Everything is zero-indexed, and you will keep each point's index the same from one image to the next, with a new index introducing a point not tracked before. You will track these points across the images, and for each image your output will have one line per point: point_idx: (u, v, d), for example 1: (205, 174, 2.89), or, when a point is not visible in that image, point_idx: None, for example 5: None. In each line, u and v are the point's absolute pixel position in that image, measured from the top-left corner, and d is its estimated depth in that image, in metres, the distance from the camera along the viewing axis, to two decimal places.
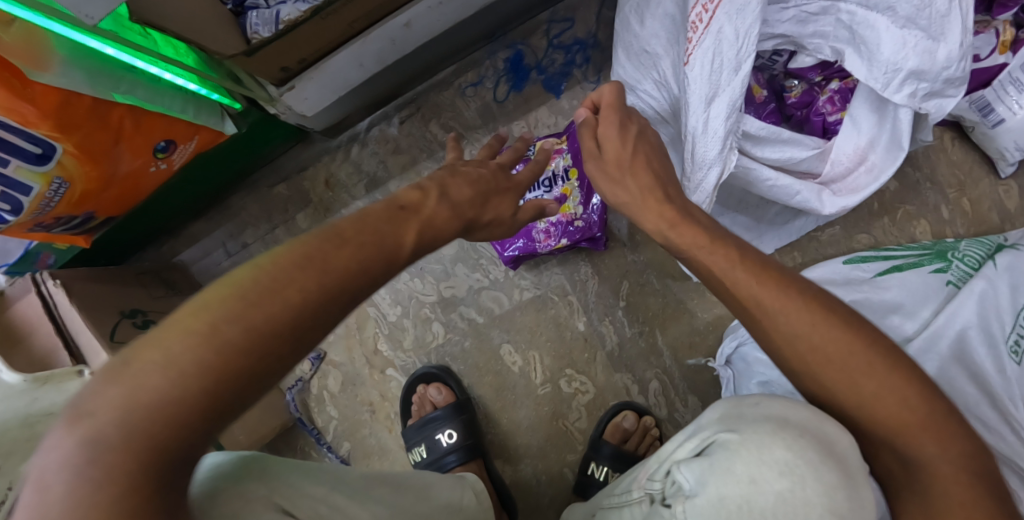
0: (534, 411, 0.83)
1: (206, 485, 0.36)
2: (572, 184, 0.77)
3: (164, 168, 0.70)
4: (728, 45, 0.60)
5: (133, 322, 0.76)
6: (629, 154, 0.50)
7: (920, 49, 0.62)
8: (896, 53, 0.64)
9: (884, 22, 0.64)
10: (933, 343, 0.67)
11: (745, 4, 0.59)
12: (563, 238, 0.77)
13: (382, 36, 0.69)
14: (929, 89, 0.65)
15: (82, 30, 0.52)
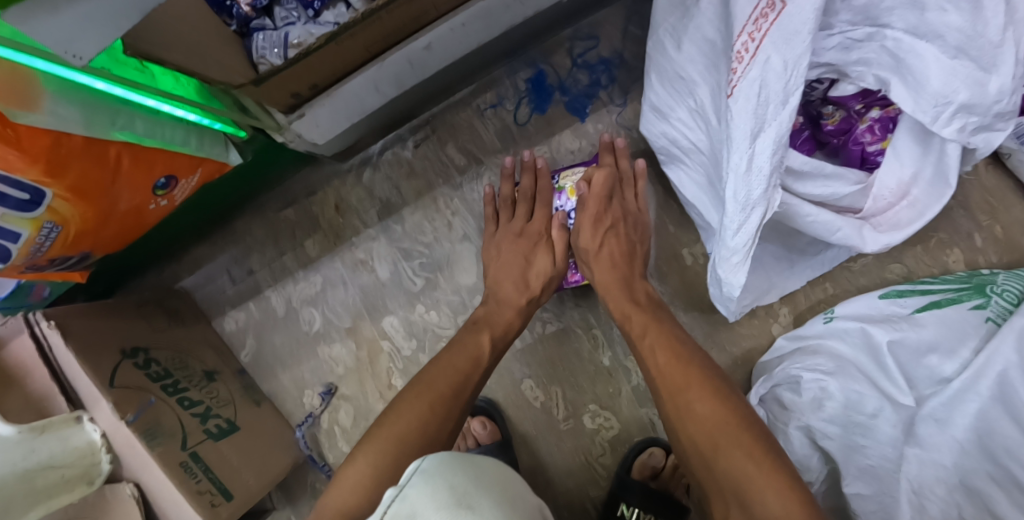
0: (556, 447, 0.80)
1: (459, 474, 0.33)
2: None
3: (165, 203, 0.65)
4: (776, 77, 0.56)
5: (135, 363, 0.72)
6: (600, 229, 0.68)
7: (970, 81, 0.59)
8: (945, 85, 0.60)
9: (933, 52, 0.59)
10: (974, 383, 0.65)
11: (797, 34, 0.55)
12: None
13: (401, 60, 0.64)
14: (978, 122, 0.61)
15: (71, 67, 0.46)
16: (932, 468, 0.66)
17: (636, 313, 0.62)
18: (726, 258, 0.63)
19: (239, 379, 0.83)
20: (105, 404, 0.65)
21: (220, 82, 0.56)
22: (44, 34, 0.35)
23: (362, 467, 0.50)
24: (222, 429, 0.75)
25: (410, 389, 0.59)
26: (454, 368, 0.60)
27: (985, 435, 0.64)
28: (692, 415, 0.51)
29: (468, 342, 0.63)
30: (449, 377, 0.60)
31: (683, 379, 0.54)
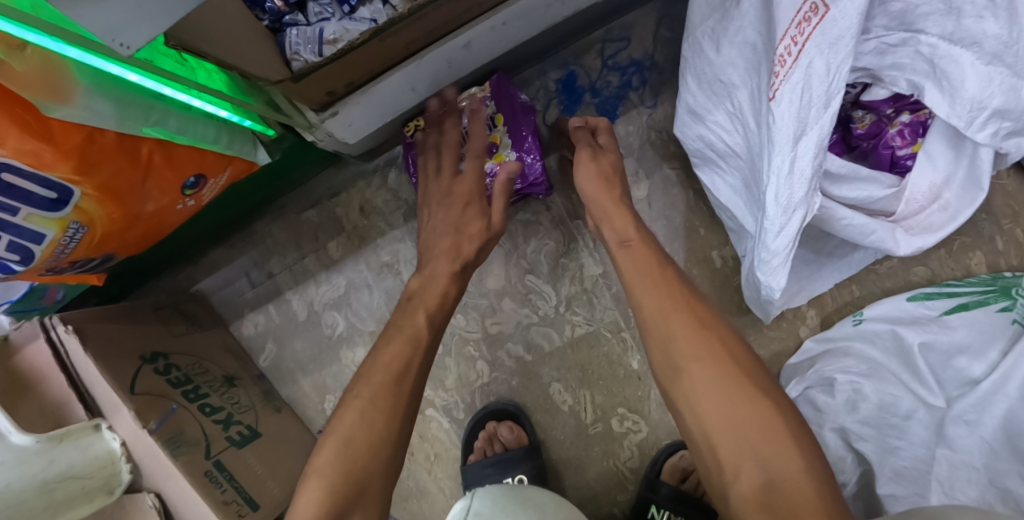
0: (585, 451, 0.79)
1: None
2: (501, 131, 0.70)
3: (192, 204, 0.63)
4: (819, 80, 0.56)
5: (155, 369, 0.69)
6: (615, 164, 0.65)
7: (1006, 87, 0.59)
8: (980, 90, 0.61)
9: (969, 58, 0.60)
10: (1002, 384, 0.66)
11: (840, 37, 0.55)
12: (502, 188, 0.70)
13: (439, 57, 0.63)
14: (1011, 127, 0.62)
15: (109, 56, 0.44)
16: (963, 468, 0.66)
17: (641, 245, 0.57)
18: (767, 260, 0.63)
19: (258, 385, 0.81)
20: (126, 412, 0.62)
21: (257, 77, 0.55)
22: (91, 18, 0.32)
23: (323, 484, 0.47)
24: (244, 436, 0.73)
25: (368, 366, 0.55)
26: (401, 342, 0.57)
27: (1014, 435, 0.65)
28: (685, 355, 0.48)
29: (407, 321, 0.59)
30: (408, 348, 0.57)
31: (688, 329, 0.49)
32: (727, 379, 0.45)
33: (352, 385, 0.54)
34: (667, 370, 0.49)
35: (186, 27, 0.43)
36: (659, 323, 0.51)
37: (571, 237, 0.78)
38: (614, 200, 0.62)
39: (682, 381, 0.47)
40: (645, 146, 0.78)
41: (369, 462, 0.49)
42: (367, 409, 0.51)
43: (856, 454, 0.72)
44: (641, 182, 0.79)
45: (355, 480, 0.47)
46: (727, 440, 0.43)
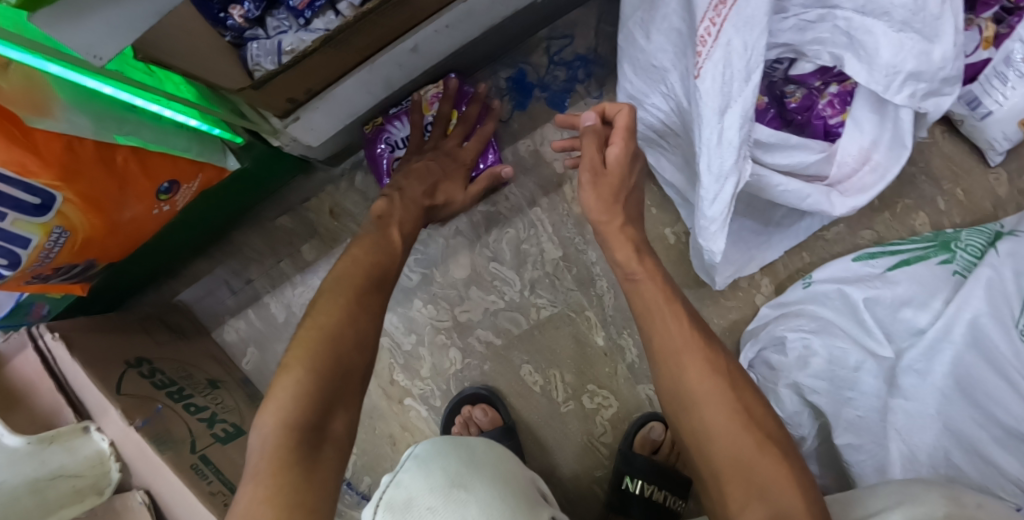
0: (560, 429, 0.82)
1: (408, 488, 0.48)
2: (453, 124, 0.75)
3: (168, 209, 0.66)
4: (738, 57, 0.61)
5: (140, 373, 0.73)
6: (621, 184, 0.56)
7: (916, 51, 0.63)
8: (894, 55, 0.64)
9: (881, 27, 0.64)
10: (947, 330, 0.71)
11: (753, 16, 0.60)
12: None
13: (389, 62, 0.67)
14: (927, 88, 0.65)
15: (84, 70, 0.48)
16: (919, 417, 0.72)
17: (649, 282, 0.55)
18: (707, 227, 0.67)
19: (243, 388, 0.84)
20: (113, 411, 0.66)
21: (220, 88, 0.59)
22: (69, 36, 0.35)
23: (297, 374, 0.46)
24: (228, 433, 0.77)
25: (335, 281, 0.55)
26: (374, 260, 0.59)
27: (963, 380, 0.69)
28: (701, 399, 0.48)
29: (379, 237, 0.62)
30: (384, 262, 0.59)
31: (697, 356, 0.50)
32: (733, 400, 0.48)
33: (306, 317, 0.52)
34: (669, 386, 0.51)
35: (153, 43, 0.49)
36: (673, 364, 0.51)
37: (531, 224, 0.82)
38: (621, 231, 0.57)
39: (690, 401, 0.49)
40: None
41: (325, 407, 0.46)
42: (340, 315, 0.51)
43: (812, 409, 0.76)
44: None
45: (310, 430, 0.44)
46: (737, 482, 0.44)
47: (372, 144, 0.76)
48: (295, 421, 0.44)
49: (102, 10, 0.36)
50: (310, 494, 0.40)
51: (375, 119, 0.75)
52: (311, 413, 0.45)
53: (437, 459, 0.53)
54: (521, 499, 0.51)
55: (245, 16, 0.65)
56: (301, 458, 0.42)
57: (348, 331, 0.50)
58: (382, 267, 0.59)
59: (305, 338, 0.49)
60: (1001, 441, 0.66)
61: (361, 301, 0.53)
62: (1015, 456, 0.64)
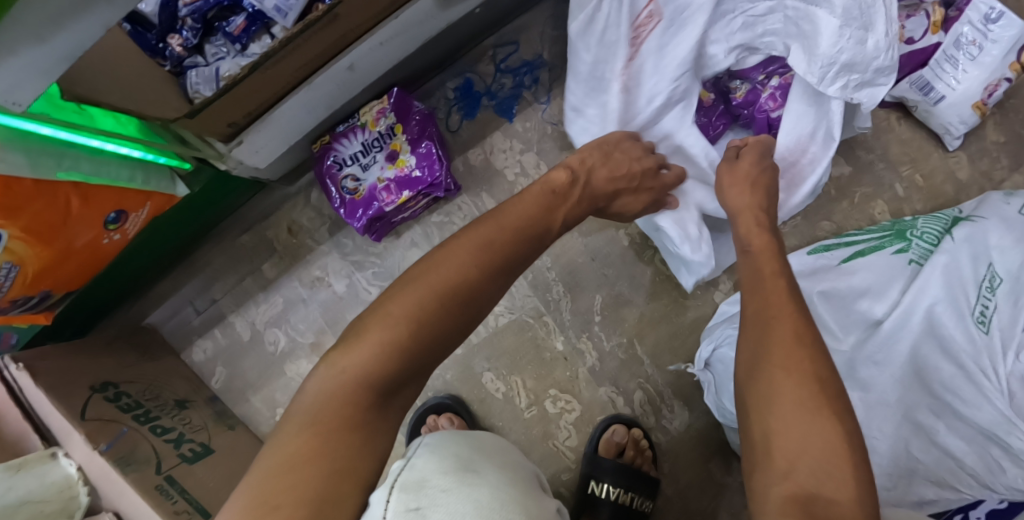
0: (524, 434, 0.82)
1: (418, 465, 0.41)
2: (401, 138, 0.76)
3: (119, 238, 0.68)
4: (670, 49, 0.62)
5: (104, 396, 0.74)
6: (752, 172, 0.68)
7: (855, 40, 0.63)
8: (832, 45, 0.64)
9: (824, 15, 0.65)
10: (904, 321, 0.70)
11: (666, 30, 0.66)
12: (404, 190, 0.75)
13: (328, 81, 0.67)
14: (859, 79, 0.65)
15: (15, 115, 0.49)
16: (879, 409, 0.70)
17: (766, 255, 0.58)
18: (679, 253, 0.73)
19: (211, 406, 0.86)
20: (76, 436, 0.67)
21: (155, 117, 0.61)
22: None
23: (382, 336, 0.42)
24: (196, 452, 0.78)
25: (459, 241, 0.49)
26: (507, 242, 0.51)
27: (921, 369, 0.69)
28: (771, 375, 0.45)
29: (524, 217, 0.54)
30: (513, 241, 0.52)
31: (788, 352, 0.46)
32: (813, 377, 0.44)
33: (417, 268, 0.47)
34: (748, 371, 0.48)
35: (75, 83, 0.50)
36: (757, 333, 0.50)
37: None
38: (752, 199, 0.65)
39: (755, 382, 0.47)
40: (543, 139, 0.83)
41: (405, 370, 0.43)
42: (450, 283, 0.46)
43: None
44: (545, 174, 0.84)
45: (386, 383, 0.42)
46: (786, 447, 0.42)
47: (322, 164, 0.76)
48: (372, 377, 0.41)
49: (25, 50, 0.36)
50: (351, 456, 0.38)
51: (324, 138, 0.76)
52: (390, 377, 0.42)
53: (447, 448, 0.46)
54: (531, 492, 0.43)
55: (183, 44, 0.66)
56: (361, 419, 0.40)
57: (448, 313, 0.45)
58: (507, 254, 0.50)
59: (403, 302, 0.44)
60: (955, 429, 0.66)
61: (480, 281, 0.47)
62: (968, 445, 0.64)
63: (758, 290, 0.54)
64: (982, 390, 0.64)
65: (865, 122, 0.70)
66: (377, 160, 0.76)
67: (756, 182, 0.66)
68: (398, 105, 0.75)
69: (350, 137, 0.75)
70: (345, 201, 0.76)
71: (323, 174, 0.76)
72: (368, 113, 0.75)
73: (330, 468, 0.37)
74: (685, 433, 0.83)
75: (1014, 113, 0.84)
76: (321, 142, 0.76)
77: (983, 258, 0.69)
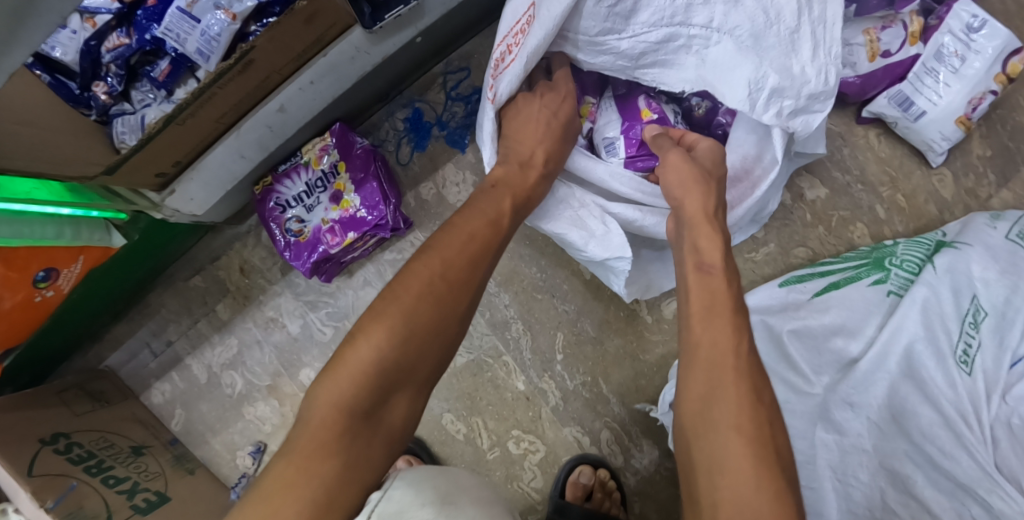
0: (486, 477, 0.79)
1: None
2: (344, 177, 0.72)
3: (53, 294, 0.65)
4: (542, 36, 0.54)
5: (55, 449, 0.73)
6: (704, 179, 0.56)
7: (777, 66, 0.58)
8: (753, 71, 0.59)
9: (731, 44, 0.59)
10: (881, 361, 0.65)
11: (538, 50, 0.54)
12: (349, 231, 0.72)
13: (257, 125, 0.65)
14: (793, 105, 0.60)
15: None
16: (853, 452, 0.66)
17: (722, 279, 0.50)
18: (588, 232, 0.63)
19: (170, 451, 0.84)
20: (22, 494, 0.64)
21: (79, 162, 0.58)
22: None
23: (362, 355, 0.41)
24: (151, 501, 0.75)
25: (426, 249, 0.48)
26: (472, 236, 0.49)
27: (898, 414, 0.64)
28: (717, 433, 0.41)
29: (487, 204, 0.52)
30: (482, 232, 0.50)
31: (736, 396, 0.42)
32: (753, 435, 0.40)
33: (388, 286, 0.46)
34: (695, 423, 0.43)
35: None
36: (707, 377, 0.45)
37: None
38: (707, 215, 0.54)
39: (698, 440, 0.42)
40: None
41: (389, 388, 0.41)
42: (420, 291, 0.45)
43: None
44: None
45: (366, 409, 0.39)
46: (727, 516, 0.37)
47: (265, 204, 0.73)
48: (350, 404, 0.39)
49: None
50: (339, 484, 0.36)
51: (266, 179, 0.74)
52: (371, 395, 0.40)
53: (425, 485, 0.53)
54: None
55: (108, 92, 0.64)
56: (350, 441, 0.38)
57: (426, 314, 0.44)
58: (472, 245, 0.49)
59: (378, 314, 0.42)
60: (935, 482, 0.60)
61: (445, 281, 0.46)
62: (946, 498, 0.59)
63: (705, 329, 0.47)
64: (965, 442, 0.59)
65: (819, 146, 0.67)
66: (322, 200, 0.74)
67: (710, 186, 0.56)
68: (341, 142, 0.72)
69: (291, 179, 0.73)
70: (290, 244, 0.73)
71: (265, 214, 0.73)
72: (312, 151, 0.73)
73: (312, 497, 0.34)
74: (655, 474, 0.79)
75: (1000, 125, 0.78)
76: (263, 182, 0.74)
77: (966, 292, 0.65)
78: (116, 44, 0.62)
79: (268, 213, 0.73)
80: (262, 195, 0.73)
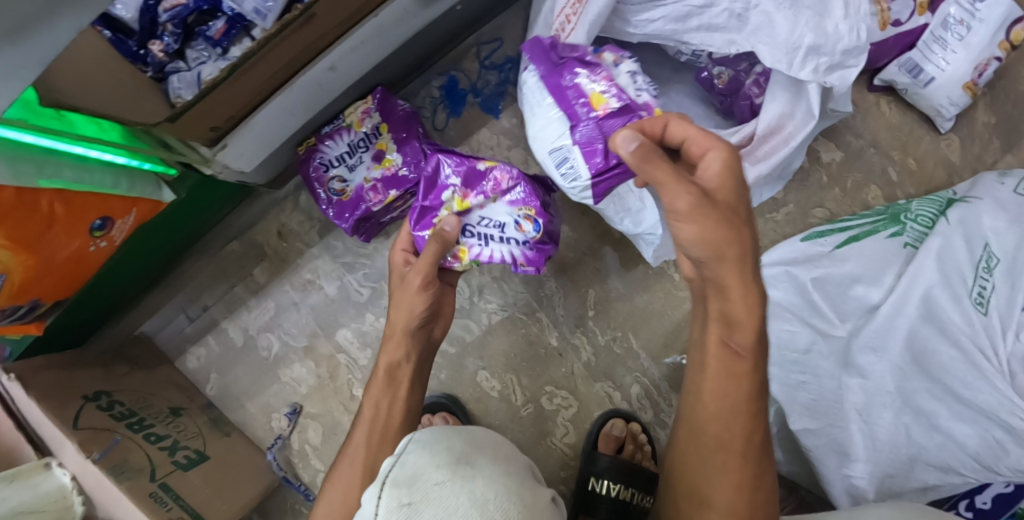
0: (520, 433, 0.81)
1: None
2: (387, 137, 0.75)
3: (105, 245, 0.67)
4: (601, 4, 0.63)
5: (97, 406, 0.73)
6: (732, 220, 0.46)
7: (812, 25, 0.63)
8: (791, 30, 0.63)
9: (771, 6, 0.63)
10: (901, 306, 0.69)
11: (598, 16, 0.64)
12: (391, 189, 0.75)
13: (309, 82, 0.67)
14: (829, 62, 0.64)
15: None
16: (878, 395, 0.69)
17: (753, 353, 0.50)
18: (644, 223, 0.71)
19: (206, 414, 0.85)
20: (70, 445, 0.65)
21: (136, 121, 0.59)
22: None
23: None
24: (191, 459, 0.76)
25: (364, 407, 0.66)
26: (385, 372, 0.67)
27: (919, 354, 0.67)
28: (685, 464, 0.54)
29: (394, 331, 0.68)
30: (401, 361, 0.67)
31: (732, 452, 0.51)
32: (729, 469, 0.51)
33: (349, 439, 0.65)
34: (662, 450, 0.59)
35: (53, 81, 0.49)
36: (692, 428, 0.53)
37: None
38: (740, 274, 0.48)
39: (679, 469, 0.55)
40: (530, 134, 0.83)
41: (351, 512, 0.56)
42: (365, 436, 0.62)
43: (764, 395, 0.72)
44: (532, 168, 0.83)
45: None
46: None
47: (308, 166, 0.75)
48: None
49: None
50: None
51: (309, 140, 0.76)
52: None
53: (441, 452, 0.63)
54: None
55: (165, 50, 0.66)
56: None
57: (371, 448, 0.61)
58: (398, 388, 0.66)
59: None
60: (957, 414, 0.65)
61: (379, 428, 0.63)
62: (970, 427, 0.64)
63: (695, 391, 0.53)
64: (982, 373, 0.63)
65: (844, 105, 0.70)
66: (363, 160, 0.76)
67: (735, 224, 0.47)
68: (382, 106, 0.75)
69: (331, 138, 0.75)
70: (333, 202, 0.76)
71: (309, 178, 0.76)
72: (354, 113, 0.75)
73: None
74: None
75: (1004, 94, 0.83)
76: (306, 143, 0.76)
77: (978, 240, 0.69)
78: (173, 4, 0.65)
79: (312, 177, 0.75)
80: (305, 154, 0.75)
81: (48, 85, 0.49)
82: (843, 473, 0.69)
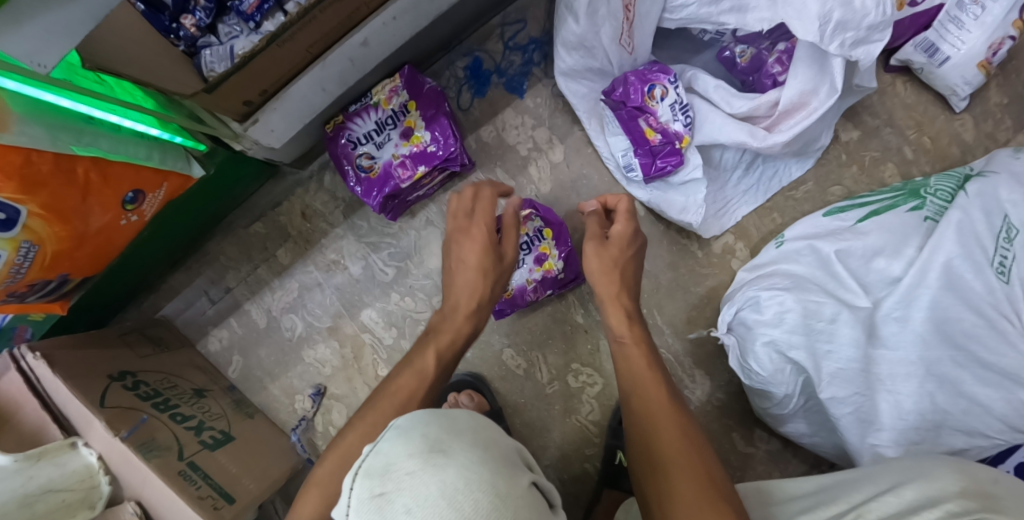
0: (546, 410, 0.81)
1: None
2: (415, 115, 0.76)
3: (136, 219, 0.66)
4: None
5: (123, 385, 0.72)
6: (622, 253, 0.65)
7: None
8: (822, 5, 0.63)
9: None
10: (923, 276, 0.69)
11: None
12: (420, 165, 0.76)
13: (342, 57, 0.67)
14: (855, 37, 0.65)
15: (39, 84, 0.50)
16: (903, 367, 0.70)
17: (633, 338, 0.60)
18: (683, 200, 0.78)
19: (229, 395, 0.84)
20: (97, 423, 0.64)
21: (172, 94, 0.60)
22: (9, 44, 0.36)
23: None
24: (217, 440, 0.75)
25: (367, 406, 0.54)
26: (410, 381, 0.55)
27: (942, 322, 0.68)
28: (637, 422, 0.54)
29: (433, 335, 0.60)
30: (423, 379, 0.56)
31: (666, 419, 0.52)
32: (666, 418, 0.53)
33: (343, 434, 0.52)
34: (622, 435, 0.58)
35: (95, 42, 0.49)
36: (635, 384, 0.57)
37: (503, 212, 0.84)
38: (610, 271, 0.64)
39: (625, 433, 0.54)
40: (555, 114, 0.84)
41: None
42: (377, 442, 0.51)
43: (794, 364, 0.73)
44: (556, 147, 0.84)
45: None
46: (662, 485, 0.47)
47: (336, 147, 0.76)
48: None
49: (42, 15, 0.37)
50: None
51: (336, 118, 0.76)
52: None
53: None
54: None
55: (196, 24, 0.66)
56: None
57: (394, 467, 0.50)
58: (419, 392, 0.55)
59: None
60: (983, 379, 0.66)
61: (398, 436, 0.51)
62: (995, 390, 0.66)
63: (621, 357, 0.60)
64: (1007, 337, 0.65)
65: (867, 79, 0.71)
66: (391, 137, 0.77)
67: (625, 267, 0.65)
68: (410, 84, 0.75)
69: (358, 116, 0.76)
70: (362, 180, 0.76)
71: (338, 158, 0.76)
72: (381, 91, 0.75)
73: None
74: (707, 404, 0.83)
75: (1016, 75, 0.85)
76: (335, 121, 0.76)
77: (997, 212, 0.69)
78: None
79: (342, 157, 0.76)
80: (333, 132, 0.76)
81: (93, 47, 0.49)
82: (869, 442, 0.71)
